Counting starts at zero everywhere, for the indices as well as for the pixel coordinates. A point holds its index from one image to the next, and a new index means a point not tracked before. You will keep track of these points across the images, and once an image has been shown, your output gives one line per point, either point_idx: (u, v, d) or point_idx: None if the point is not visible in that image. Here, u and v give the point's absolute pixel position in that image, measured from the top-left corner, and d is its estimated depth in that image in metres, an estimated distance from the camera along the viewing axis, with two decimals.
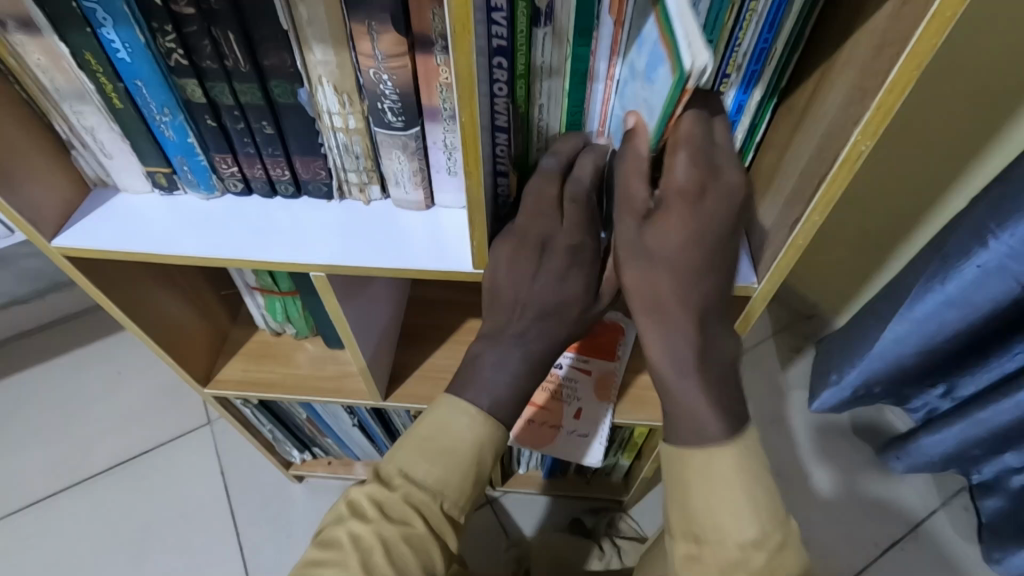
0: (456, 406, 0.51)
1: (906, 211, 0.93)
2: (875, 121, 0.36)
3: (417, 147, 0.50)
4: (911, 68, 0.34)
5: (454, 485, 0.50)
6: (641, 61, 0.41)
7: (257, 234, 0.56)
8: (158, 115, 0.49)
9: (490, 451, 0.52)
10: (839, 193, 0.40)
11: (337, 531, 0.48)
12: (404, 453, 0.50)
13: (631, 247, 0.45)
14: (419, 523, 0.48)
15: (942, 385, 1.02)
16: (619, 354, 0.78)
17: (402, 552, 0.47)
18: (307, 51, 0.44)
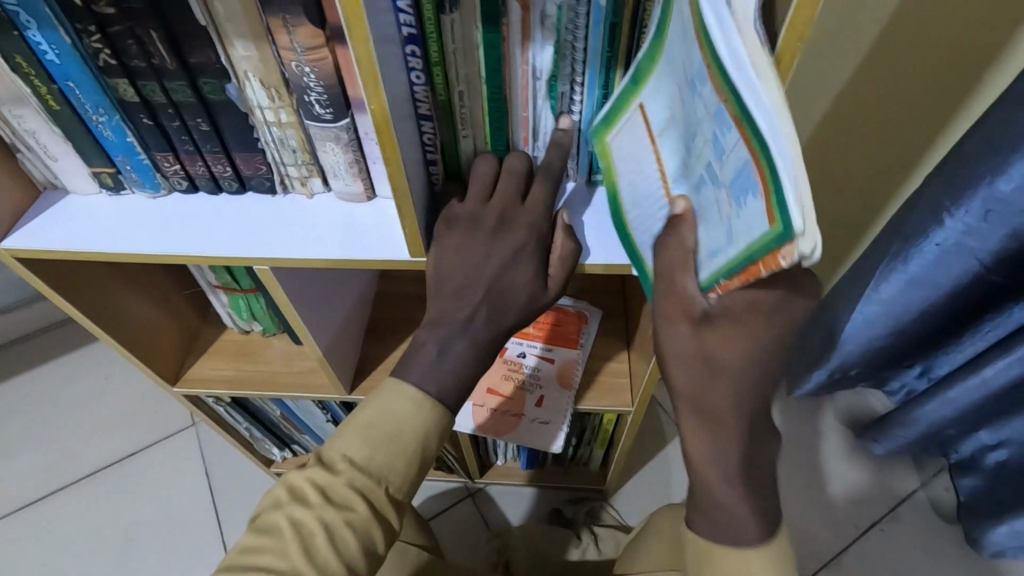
0: (402, 392, 0.50)
1: (874, 184, 0.84)
2: None
3: (350, 138, 0.50)
4: (791, 45, 0.35)
5: (399, 470, 0.49)
6: (726, 174, 0.33)
7: (202, 232, 0.57)
8: (94, 115, 0.50)
9: (437, 437, 0.52)
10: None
11: (275, 516, 0.47)
12: (347, 438, 0.49)
13: (687, 351, 0.41)
14: (363, 508, 0.48)
15: (919, 365, 1.00)
16: (582, 342, 0.79)
17: (345, 537, 0.47)
18: (229, 46, 0.45)
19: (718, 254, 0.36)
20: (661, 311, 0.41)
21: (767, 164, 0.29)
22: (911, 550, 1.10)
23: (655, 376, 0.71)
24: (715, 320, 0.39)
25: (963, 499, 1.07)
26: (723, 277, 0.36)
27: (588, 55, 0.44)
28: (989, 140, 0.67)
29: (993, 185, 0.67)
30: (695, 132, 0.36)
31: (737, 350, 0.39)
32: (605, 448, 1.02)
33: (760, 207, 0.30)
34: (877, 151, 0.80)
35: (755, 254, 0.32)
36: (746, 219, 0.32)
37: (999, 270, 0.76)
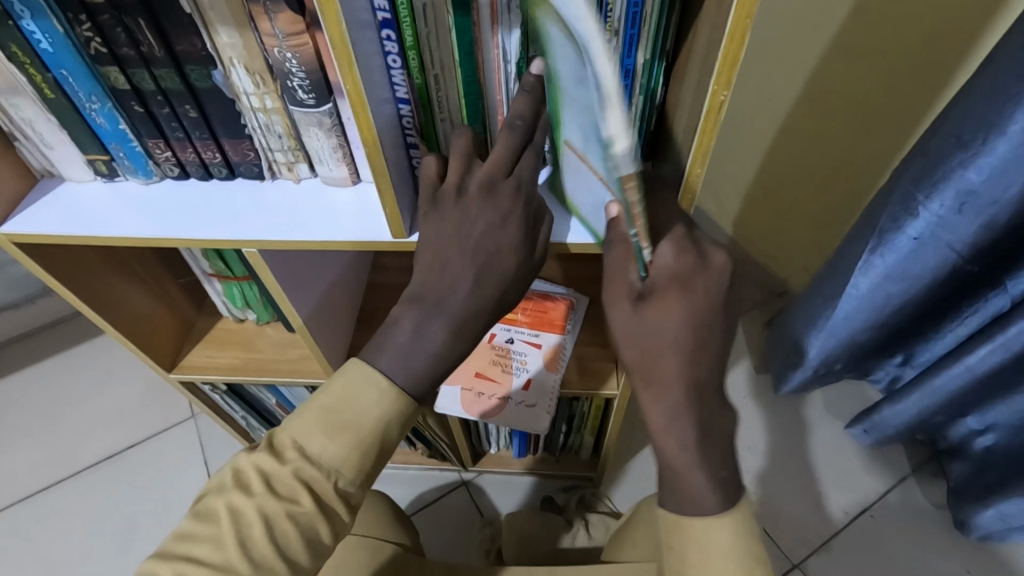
0: (370, 380, 0.49)
1: (859, 170, 0.97)
2: (725, 71, 0.41)
3: (333, 123, 0.52)
4: (743, 16, 0.38)
5: (350, 462, 0.48)
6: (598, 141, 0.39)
7: (194, 216, 0.59)
8: (87, 103, 0.52)
9: (397, 430, 0.50)
10: (712, 144, 0.47)
11: (215, 501, 0.46)
12: (297, 423, 0.48)
13: (630, 329, 0.46)
14: (306, 499, 0.47)
15: (902, 354, 1.05)
16: (567, 328, 0.81)
17: (284, 528, 0.46)
18: (214, 34, 0.47)
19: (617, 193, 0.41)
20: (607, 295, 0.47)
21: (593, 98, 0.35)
22: (901, 534, 1.11)
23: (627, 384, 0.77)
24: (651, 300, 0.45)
25: (953, 483, 1.09)
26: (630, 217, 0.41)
27: None
28: (956, 135, 0.70)
29: (963, 176, 0.70)
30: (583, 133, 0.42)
31: (670, 329, 0.45)
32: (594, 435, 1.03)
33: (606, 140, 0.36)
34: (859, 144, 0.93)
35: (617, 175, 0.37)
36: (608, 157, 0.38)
37: (973, 259, 0.80)
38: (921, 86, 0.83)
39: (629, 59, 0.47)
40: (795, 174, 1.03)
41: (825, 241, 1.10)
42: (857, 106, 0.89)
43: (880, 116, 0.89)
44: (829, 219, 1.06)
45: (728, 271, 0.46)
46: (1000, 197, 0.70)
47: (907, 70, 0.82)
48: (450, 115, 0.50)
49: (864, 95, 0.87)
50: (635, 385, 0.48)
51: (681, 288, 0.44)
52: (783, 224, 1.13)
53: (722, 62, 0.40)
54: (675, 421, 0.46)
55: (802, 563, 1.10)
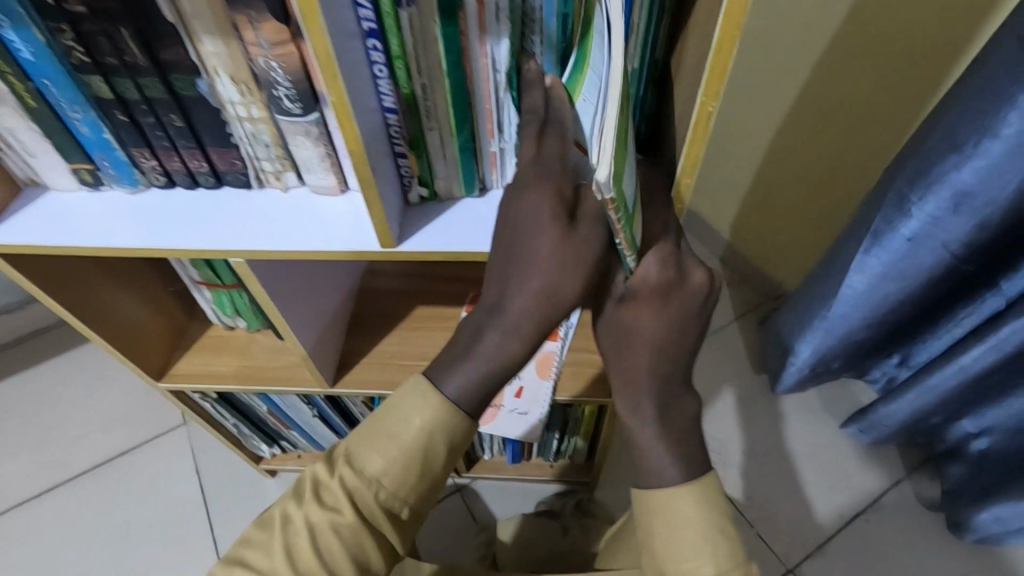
0: (416, 392, 0.50)
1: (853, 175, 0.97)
2: (713, 81, 0.41)
3: (320, 132, 0.52)
4: (731, 27, 0.38)
5: (395, 475, 0.49)
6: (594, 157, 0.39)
7: (181, 226, 0.58)
8: (70, 112, 0.51)
9: (443, 441, 0.50)
10: (700, 154, 0.46)
11: (274, 509, 0.51)
12: (354, 438, 0.51)
13: (611, 324, 0.50)
14: (350, 512, 0.49)
15: (898, 354, 1.06)
16: (561, 336, 0.76)
17: (327, 539, 0.49)
18: (198, 43, 0.46)
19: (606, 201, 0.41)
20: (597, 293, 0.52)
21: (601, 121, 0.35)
22: (896, 537, 1.11)
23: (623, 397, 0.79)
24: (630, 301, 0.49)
25: (948, 486, 1.09)
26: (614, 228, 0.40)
27: (546, 48, 0.46)
28: (952, 134, 0.70)
29: (957, 176, 0.70)
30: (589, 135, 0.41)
31: (640, 341, 0.49)
32: (588, 440, 1.03)
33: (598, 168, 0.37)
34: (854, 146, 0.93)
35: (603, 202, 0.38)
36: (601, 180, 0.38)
37: (968, 260, 0.80)
38: (915, 92, 0.83)
39: None
40: (789, 171, 1.04)
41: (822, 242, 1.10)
42: (853, 109, 0.89)
43: (875, 119, 0.89)
44: (827, 220, 1.06)
45: (705, 289, 0.49)
46: (994, 196, 0.70)
47: (900, 76, 0.82)
48: (438, 124, 0.50)
49: (856, 98, 0.88)
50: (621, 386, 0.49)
51: (659, 299, 0.48)
52: (779, 225, 1.14)
53: (710, 72, 0.40)
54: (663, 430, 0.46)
55: (797, 566, 1.09)
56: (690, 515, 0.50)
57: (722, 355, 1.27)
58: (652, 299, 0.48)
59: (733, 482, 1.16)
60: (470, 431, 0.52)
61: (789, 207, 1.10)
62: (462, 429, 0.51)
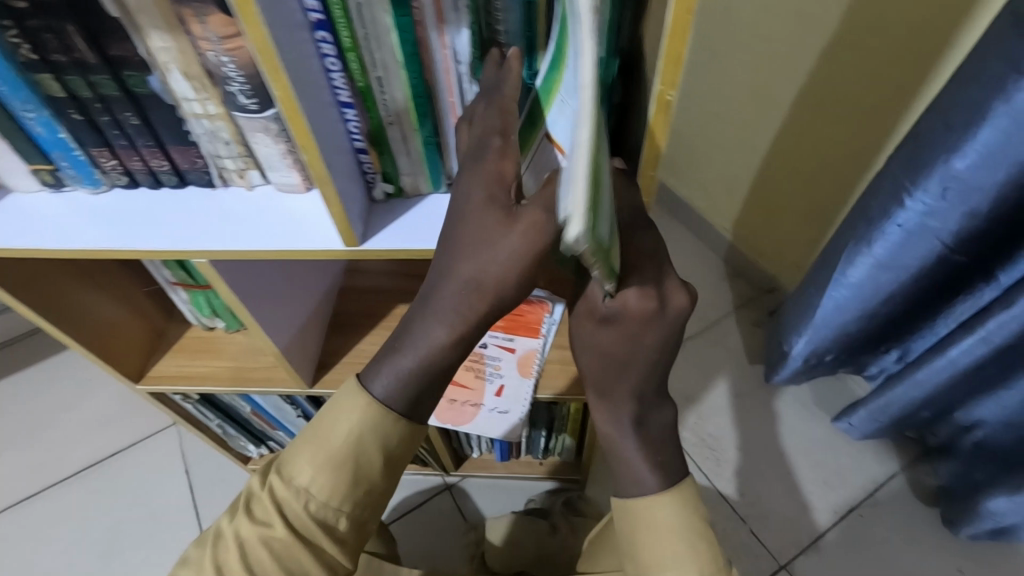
0: (345, 400, 0.52)
1: (845, 164, 0.95)
2: (670, 69, 0.40)
3: (280, 129, 0.50)
4: (683, 13, 0.36)
5: (324, 485, 0.52)
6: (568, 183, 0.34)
7: (143, 226, 0.57)
8: (23, 112, 0.50)
9: (371, 449, 0.53)
10: (662, 145, 0.46)
11: (212, 528, 0.54)
12: (287, 450, 0.54)
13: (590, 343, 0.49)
14: (280, 524, 0.51)
15: (896, 349, 1.04)
16: (543, 332, 0.74)
17: (261, 550, 0.51)
18: (146, 38, 0.45)
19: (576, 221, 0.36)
20: (579, 303, 0.50)
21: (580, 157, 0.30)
22: (890, 533, 1.10)
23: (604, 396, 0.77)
24: (611, 319, 0.47)
25: (943, 481, 1.08)
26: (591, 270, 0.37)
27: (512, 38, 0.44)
28: (945, 117, 0.68)
29: (949, 165, 0.68)
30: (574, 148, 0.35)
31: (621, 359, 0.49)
32: (575, 438, 1.02)
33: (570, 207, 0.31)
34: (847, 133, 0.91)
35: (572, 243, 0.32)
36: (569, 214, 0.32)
37: (960, 251, 0.78)
38: (909, 76, 0.80)
39: None
40: (785, 158, 1.03)
41: (815, 240, 1.08)
42: (849, 98, 0.88)
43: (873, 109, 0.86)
44: (821, 214, 1.03)
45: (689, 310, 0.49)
46: (984, 183, 0.68)
47: (895, 62, 0.80)
48: (399, 118, 0.48)
49: (854, 89, 0.86)
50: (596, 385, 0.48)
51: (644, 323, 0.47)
52: (775, 214, 1.13)
53: (666, 61, 0.39)
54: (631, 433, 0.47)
55: (789, 562, 1.08)
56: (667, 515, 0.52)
57: (714, 349, 1.26)
58: (636, 314, 0.46)
59: (726, 477, 1.15)
60: (401, 438, 0.54)
61: (782, 196, 1.09)
62: (392, 435, 0.53)
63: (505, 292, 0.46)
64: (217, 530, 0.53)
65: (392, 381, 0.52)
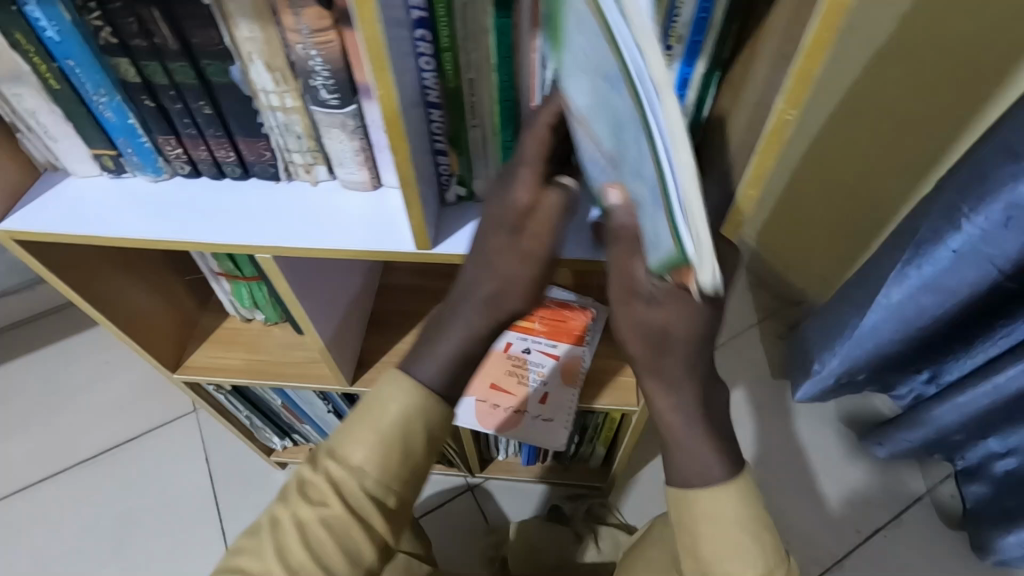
0: (393, 380, 0.51)
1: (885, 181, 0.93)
2: (795, 89, 0.34)
3: (356, 126, 0.49)
4: (823, 33, 0.32)
5: (375, 465, 0.50)
6: (645, 193, 0.35)
7: (203, 219, 0.56)
8: (95, 96, 0.49)
9: (421, 428, 0.51)
10: (768, 169, 0.40)
11: (263, 516, 0.51)
12: (335, 433, 0.52)
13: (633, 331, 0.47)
14: (336, 504, 0.49)
15: (928, 370, 1.02)
16: (586, 340, 0.75)
17: (320, 533, 0.49)
18: (233, 27, 0.43)
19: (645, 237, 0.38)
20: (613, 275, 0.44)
21: (666, 199, 0.31)
22: (914, 555, 1.09)
23: None
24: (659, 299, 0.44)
25: (970, 505, 1.06)
26: (663, 270, 0.38)
27: None
28: (1010, 145, 0.67)
29: (1015, 188, 0.66)
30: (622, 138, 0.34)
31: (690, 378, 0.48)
32: (607, 447, 1.00)
33: (667, 234, 0.33)
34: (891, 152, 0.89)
35: (672, 263, 0.35)
36: (662, 237, 0.34)
37: (1014, 277, 0.75)
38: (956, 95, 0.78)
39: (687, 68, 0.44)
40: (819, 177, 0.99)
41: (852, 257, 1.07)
42: (901, 109, 0.83)
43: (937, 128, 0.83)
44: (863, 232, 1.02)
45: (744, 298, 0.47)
46: None
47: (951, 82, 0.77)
48: (484, 120, 0.47)
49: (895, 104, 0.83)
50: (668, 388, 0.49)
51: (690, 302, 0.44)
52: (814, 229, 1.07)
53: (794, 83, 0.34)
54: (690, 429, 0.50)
55: None
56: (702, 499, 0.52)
57: (742, 361, 1.25)
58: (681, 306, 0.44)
59: None
60: (447, 417, 0.53)
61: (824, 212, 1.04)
62: (439, 415, 0.52)
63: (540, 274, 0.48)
64: (272, 518, 0.50)
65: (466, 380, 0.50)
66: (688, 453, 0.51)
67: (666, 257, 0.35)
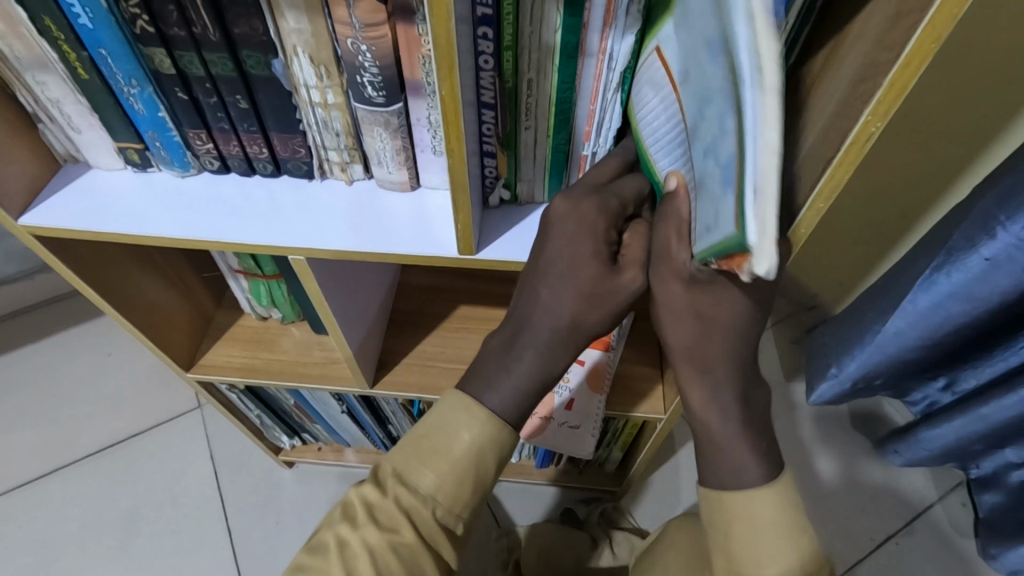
0: (463, 406, 0.48)
1: (895, 211, 0.93)
2: (888, 98, 0.34)
3: (400, 124, 0.47)
4: (929, 41, 0.31)
5: (448, 494, 0.48)
6: (715, 170, 0.34)
7: (234, 216, 0.53)
8: (126, 87, 0.47)
9: (492, 456, 0.49)
10: (847, 177, 0.38)
11: (326, 533, 0.48)
12: (399, 454, 0.49)
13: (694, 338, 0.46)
14: (407, 531, 0.47)
15: (944, 377, 0.99)
16: (612, 345, 0.72)
17: (388, 561, 0.46)
18: (280, 18, 0.41)
19: (707, 230, 0.37)
20: (654, 279, 0.46)
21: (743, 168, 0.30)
22: (925, 564, 1.09)
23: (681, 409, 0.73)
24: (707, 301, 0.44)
25: (983, 515, 1.06)
26: (712, 256, 0.36)
27: None
28: None
29: None
30: (704, 99, 0.34)
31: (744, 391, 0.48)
32: (623, 451, 0.99)
33: (732, 212, 0.32)
34: (906, 184, 0.88)
35: (731, 247, 0.33)
36: (723, 211, 0.34)
37: None
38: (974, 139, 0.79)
39: None
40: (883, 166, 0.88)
41: (851, 282, 1.07)
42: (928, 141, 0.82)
43: (972, 123, 0.78)
44: (868, 258, 1.01)
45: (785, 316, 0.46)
46: None
47: (981, 124, 0.77)
48: (537, 123, 0.46)
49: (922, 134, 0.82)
50: (719, 400, 0.48)
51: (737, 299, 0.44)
52: (842, 237, 1.01)
53: (889, 93, 0.33)
54: (743, 444, 0.48)
55: None
56: (732, 508, 0.48)
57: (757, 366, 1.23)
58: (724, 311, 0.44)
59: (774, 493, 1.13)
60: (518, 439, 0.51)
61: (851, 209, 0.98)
62: (510, 443, 0.50)
63: (618, 295, 0.46)
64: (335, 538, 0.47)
65: (508, 391, 0.48)
66: (733, 472, 0.48)
67: (727, 238, 0.33)
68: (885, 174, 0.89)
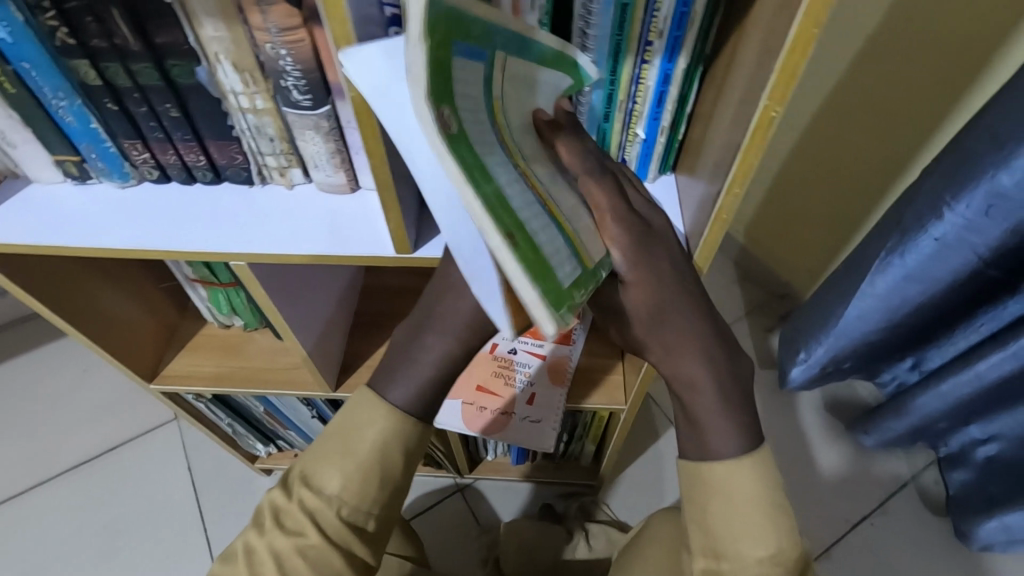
0: (361, 403, 0.49)
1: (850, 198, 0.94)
2: (782, 83, 0.34)
3: (330, 127, 0.48)
4: (809, 28, 0.31)
5: (353, 492, 0.48)
6: None
7: (174, 224, 0.54)
8: (55, 100, 0.47)
9: (396, 451, 0.50)
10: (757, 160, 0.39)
11: (236, 542, 0.49)
12: (306, 457, 0.50)
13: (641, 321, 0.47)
14: (314, 533, 0.47)
15: (911, 358, 1.00)
16: (574, 340, 0.75)
17: (295, 563, 0.47)
18: (198, 26, 0.42)
19: None
20: None
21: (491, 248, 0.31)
22: (901, 543, 1.10)
23: (652, 372, 0.68)
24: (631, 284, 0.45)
25: (953, 493, 1.07)
26: None
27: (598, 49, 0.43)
28: (991, 132, 0.64)
29: (995, 178, 0.64)
30: None
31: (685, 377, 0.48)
32: (596, 443, 1.00)
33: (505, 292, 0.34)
34: (859, 167, 0.90)
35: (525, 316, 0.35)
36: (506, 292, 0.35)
37: (995, 264, 0.73)
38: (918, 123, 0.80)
39: (668, 63, 0.43)
40: (838, 151, 0.91)
41: (816, 269, 1.08)
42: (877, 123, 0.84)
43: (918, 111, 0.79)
44: (826, 244, 1.03)
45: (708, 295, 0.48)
46: None
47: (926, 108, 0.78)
48: None
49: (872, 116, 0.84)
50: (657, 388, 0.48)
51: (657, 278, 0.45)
52: (806, 221, 1.03)
53: (780, 78, 0.34)
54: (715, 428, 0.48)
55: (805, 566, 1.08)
56: (699, 497, 0.49)
57: None
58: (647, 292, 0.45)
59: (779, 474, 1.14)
60: (425, 435, 0.52)
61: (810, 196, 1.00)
62: (415, 437, 0.51)
63: None
64: (274, 545, 0.47)
65: None
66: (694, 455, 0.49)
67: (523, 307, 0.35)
68: (838, 154, 0.91)
